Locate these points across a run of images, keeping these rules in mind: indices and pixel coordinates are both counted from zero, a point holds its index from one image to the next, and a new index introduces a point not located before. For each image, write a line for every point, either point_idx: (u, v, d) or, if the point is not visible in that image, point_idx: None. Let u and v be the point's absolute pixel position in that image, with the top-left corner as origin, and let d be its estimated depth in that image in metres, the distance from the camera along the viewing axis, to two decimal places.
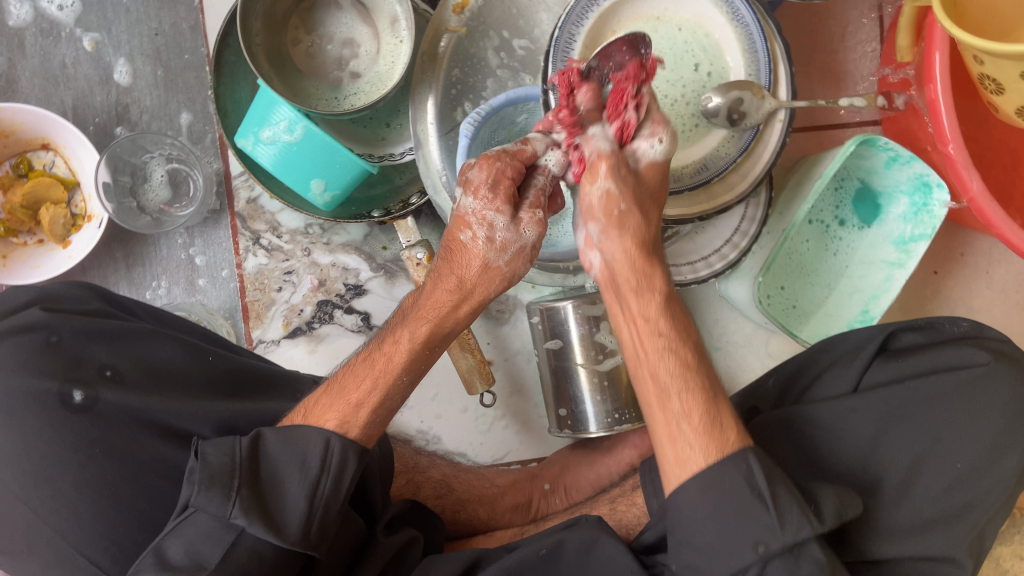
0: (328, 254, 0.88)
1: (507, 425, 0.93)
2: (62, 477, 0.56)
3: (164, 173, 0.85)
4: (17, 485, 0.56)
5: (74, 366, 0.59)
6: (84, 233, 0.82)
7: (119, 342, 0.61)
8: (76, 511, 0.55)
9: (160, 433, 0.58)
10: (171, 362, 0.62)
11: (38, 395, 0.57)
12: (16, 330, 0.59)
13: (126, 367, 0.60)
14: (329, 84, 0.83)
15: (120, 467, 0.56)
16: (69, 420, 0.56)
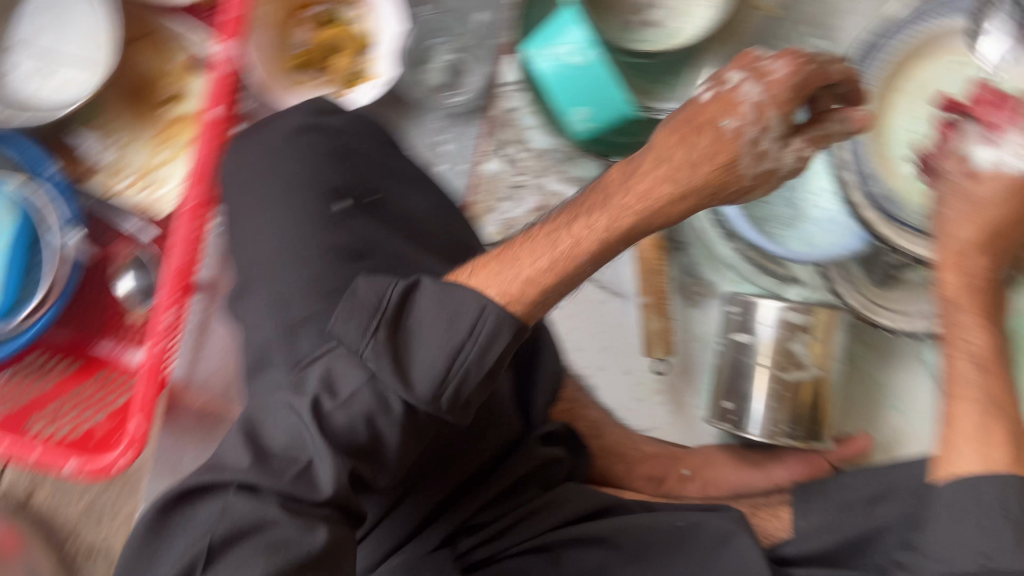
0: (560, 183, 0.92)
1: (662, 402, 0.93)
2: (301, 267, 0.60)
3: (447, 59, 0.90)
4: (263, 261, 0.62)
5: (344, 181, 0.64)
6: (361, 89, 0.88)
7: (389, 176, 0.67)
8: (297, 299, 0.59)
9: (385, 266, 0.61)
10: (418, 213, 0.66)
11: (309, 191, 0.63)
12: (314, 132, 0.66)
13: (385, 201, 0.65)
14: (622, 23, 0.84)
15: (347, 280, 0.60)
16: (322, 222, 0.62)
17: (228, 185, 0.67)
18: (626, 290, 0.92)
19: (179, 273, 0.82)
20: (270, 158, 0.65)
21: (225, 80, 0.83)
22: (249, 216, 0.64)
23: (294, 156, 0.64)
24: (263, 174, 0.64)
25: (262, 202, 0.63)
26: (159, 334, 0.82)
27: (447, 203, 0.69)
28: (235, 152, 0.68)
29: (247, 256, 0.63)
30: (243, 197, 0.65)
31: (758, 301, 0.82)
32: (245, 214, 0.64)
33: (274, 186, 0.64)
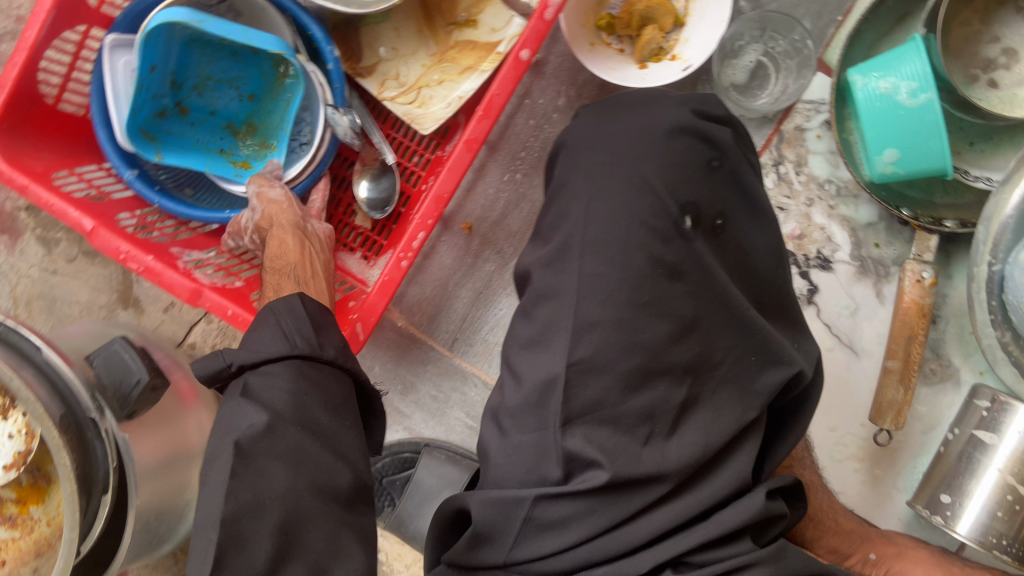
0: (825, 217, 0.88)
1: (858, 468, 0.88)
2: (625, 267, 0.58)
3: (754, 60, 0.86)
4: (588, 243, 0.60)
5: (700, 197, 0.61)
6: (663, 66, 0.85)
7: (740, 207, 0.63)
8: (612, 300, 0.58)
9: (702, 300, 0.60)
10: (752, 253, 0.63)
11: (665, 199, 0.60)
12: (692, 136, 0.61)
13: (726, 232, 0.62)
14: (962, 75, 0.78)
15: (663, 300, 0.59)
16: (666, 236, 0.59)
17: (575, 149, 0.65)
18: (860, 347, 0.88)
19: (438, 200, 0.82)
20: (636, 145, 0.62)
21: (542, 29, 0.78)
22: (588, 193, 0.62)
23: (664, 153, 0.61)
24: (625, 158, 0.61)
25: (608, 186, 0.61)
26: (405, 252, 0.82)
27: (779, 252, 0.65)
28: (594, 123, 0.65)
29: (568, 227, 0.62)
30: (589, 168, 0.62)
31: (1014, 404, 0.77)
32: (584, 183, 0.62)
33: (628, 179, 0.61)
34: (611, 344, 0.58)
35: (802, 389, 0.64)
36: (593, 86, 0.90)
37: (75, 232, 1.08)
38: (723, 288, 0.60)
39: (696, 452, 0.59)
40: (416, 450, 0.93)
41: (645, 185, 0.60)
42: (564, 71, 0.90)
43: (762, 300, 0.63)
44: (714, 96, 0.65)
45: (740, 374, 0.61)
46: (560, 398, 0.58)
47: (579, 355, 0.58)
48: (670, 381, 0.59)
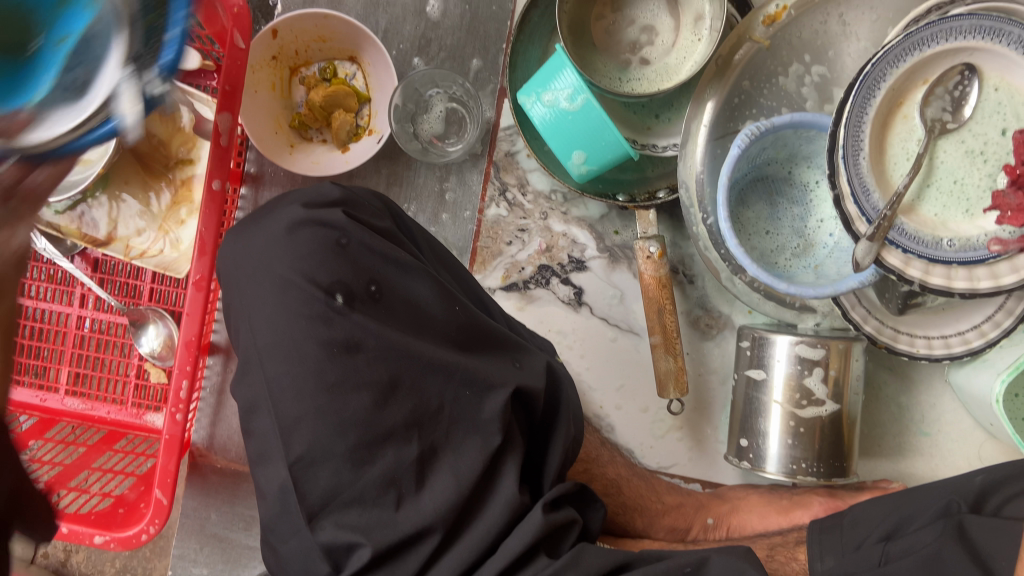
0: (563, 223, 0.92)
1: (680, 438, 0.92)
2: (299, 361, 0.57)
3: (443, 109, 0.90)
4: (262, 351, 0.59)
5: (345, 271, 0.60)
6: (363, 143, 0.89)
7: (392, 266, 0.62)
8: (303, 394, 0.57)
9: (384, 365, 0.59)
10: (425, 301, 0.63)
11: (308, 286, 0.59)
12: (314, 223, 0.61)
13: (388, 292, 0.61)
14: (616, 63, 0.83)
15: (349, 376, 0.58)
16: (323, 319, 0.58)
17: (226, 277, 0.64)
18: (638, 328, 0.91)
19: (188, 347, 0.83)
20: (268, 251, 0.61)
21: (223, 155, 0.82)
22: (244, 312, 0.61)
23: (294, 249, 0.60)
24: (261, 267, 0.61)
25: (258, 298, 0.60)
26: (175, 405, 0.83)
27: (454, 290, 0.65)
28: (234, 242, 0.64)
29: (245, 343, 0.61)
30: (241, 287, 0.62)
31: (770, 337, 0.81)
32: (243, 302, 0.61)
33: (271, 284, 0.60)
34: (318, 433, 0.57)
35: (526, 402, 0.65)
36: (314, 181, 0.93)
37: None
38: (402, 344, 0.59)
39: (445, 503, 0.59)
40: None
41: (287, 283, 0.59)
42: (281, 177, 0.93)
43: (453, 340, 0.63)
44: (328, 184, 0.65)
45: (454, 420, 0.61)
46: (297, 500, 0.57)
47: (296, 455, 0.57)
48: (397, 444, 0.59)
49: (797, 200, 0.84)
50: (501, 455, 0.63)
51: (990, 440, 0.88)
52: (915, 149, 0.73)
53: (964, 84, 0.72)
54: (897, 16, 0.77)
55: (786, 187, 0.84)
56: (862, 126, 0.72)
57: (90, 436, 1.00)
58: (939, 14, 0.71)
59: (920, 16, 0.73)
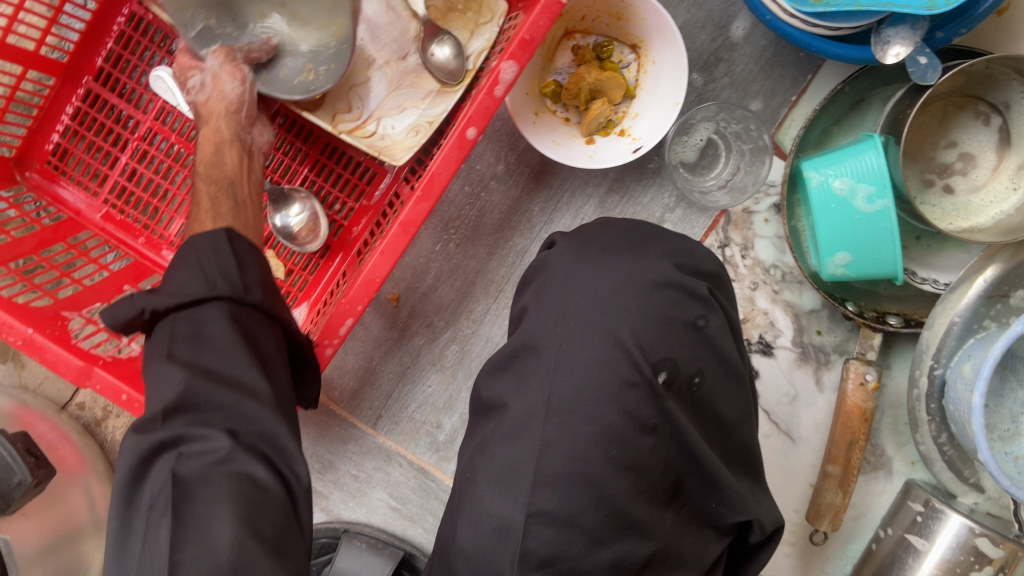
0: (769, 302, 0.85)
1: (788, 553, 0.88)
2: (594, 419, 0.51)
3: (704, 138, 0.82)
4: (556, 398, 0.52)
5: (680, 350, 0.53)
6: (611, 142, 0.80)
7: (725, 374, 0.55)
8: (574, 460, 0.51)
9: (664, 462, 0.53)
10: (729, 416, 0.55)
11: (638, 354, 0.52)
12: (681, 290, 0.54)
13: (706, 391, 0.54)
14: (918, 179, 0.76)
15: (635, 457, 0.51)
16: (640, 392, 0.52)
17: (547, 288, 0.57)
18: (797, 434, 0.86)
19: (367, 284, 0.71)
20: (617, 296, 0.54)
21: (491, 106, 0.69)
22: (555, 332, 0.54)
23: (642, 306, 0.53)
24: (602, 303, 0.54)
25: (578, 335, 0.53)
26: (329, 339, 0.72)
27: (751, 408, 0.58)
28: (573, 257, 0.57)
29: (529, 386, 0.53)
30: (563, 306, 0.55)
31: (946, 512, 0.77)
32: (558, 326, 0.54)
33: (598, 321, 0.53)
34: (569, 498, 0.50)
35: (751, 535, 0.59)
36: (534, 153, 0.84)
37: None
38: (697, 449, 0.53)
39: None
40: (335, 536, 0.87)
41: (621, 342, 0.52)
42: (503, 135, 0.84)
43: (727, 457, 0.56)
44: (703, 249, 0.59)
45: (683, 525, 0.54)
46: (515, 548, 0.50)
47: (540, 506, 0.50)
48: (636, 536, 0.51)
49: None
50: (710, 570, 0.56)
51: None
52: None
53: None
54: None
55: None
56: None
57: None
58: None
59: None
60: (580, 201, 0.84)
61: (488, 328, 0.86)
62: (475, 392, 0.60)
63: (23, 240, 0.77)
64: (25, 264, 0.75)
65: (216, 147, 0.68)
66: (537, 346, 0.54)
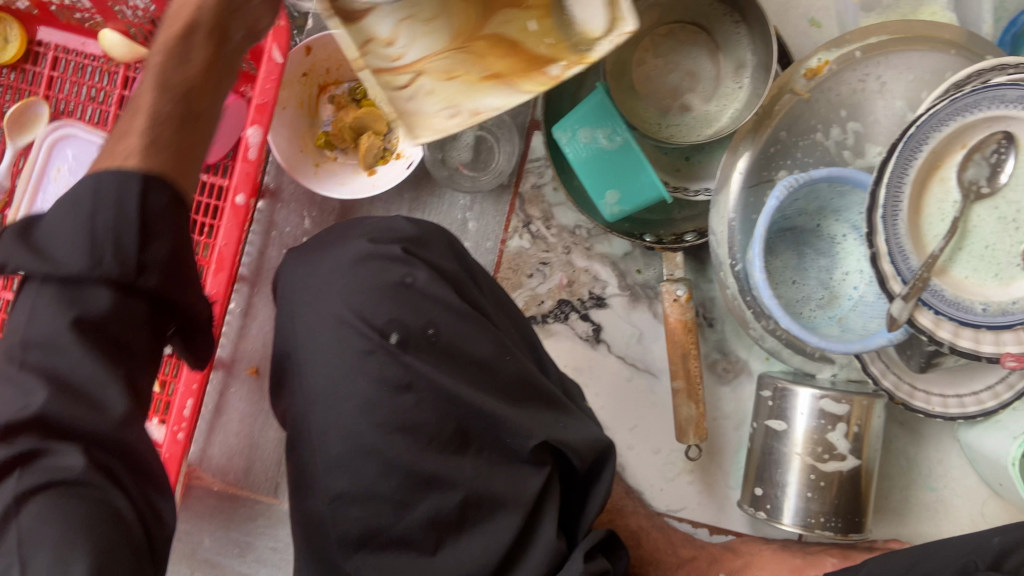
0: (585, 259, 0.91)
1: (691, 481, 0.91)
2: (348, 395, 0.57)
3: (472, 138, 0.88)
4: (313, 391, 0.58)
5: (402, 310, 0.59)
6: (390, 168, 0.86)
7: (461, 318, 0.60)
8: (346, 441, 0.56)
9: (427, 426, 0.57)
10: (482, 354, 0.60)
11: (361, 325, 0.58)
12: (383, 258, 0.61)
13: (442, 334, 0.59)
14: (656, 109, 0.83)
15: (399, 414, 0.56)
16: (378, 357, 0.57)
17: (283, 301, 0.63)
18: (656, 368, 0.91)
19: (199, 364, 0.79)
20: (332, 282, 0.60)
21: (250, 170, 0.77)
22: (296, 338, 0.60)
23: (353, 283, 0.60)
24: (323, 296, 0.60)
25: (312, 332, 0.59)
26: (178, 424, 0.78)
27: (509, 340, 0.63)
28: (296, 266, 0.64)
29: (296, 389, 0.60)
30: (294, 312, 0.61)
31: (792, 389, 0.80)
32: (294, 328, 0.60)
33: (324, 313, 0.59)
34: (356, 471, 0.56)
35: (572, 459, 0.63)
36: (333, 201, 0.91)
37: None
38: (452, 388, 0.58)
39: (478, 553, 0.57)
40: None
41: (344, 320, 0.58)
42: (300, 195, 0.91)
43: (493, 398, 0.61)
44: (399, 219, 0.64)
45: (492, 465, 0.60)
46: (332, 537, 0.56)
47: (339, 490, 0.56)
48: (439, 491, 0.57)
49: (825, 251, 0.84)
50: (541, 498, 0.62)
51: (989, 498, 0.89)
52: (951, 212, 0.73)
53: (1002, 152, 0.72)
54: (935, 79, 0.77)
55: (815, 236, 0.84)
56: (898, 213, 0.72)
57: None
58: (980, 81, 0.72)
59: (961, 82, 0.74)
60: None
61: None
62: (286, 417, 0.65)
63: None
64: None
65: (186, 29, 0.53)
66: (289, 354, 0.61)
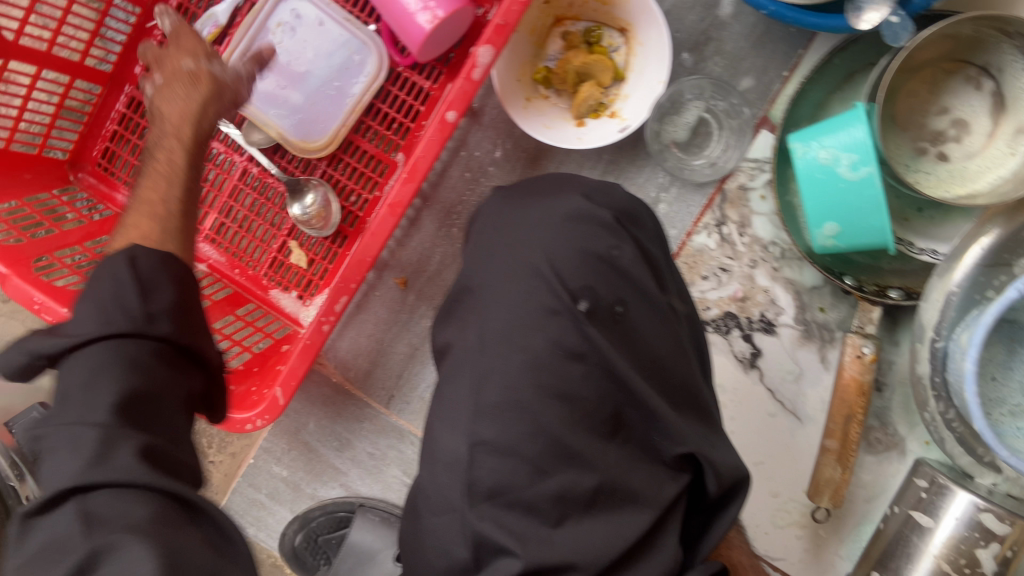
0: (769, 279, 0.84)
1: (800, 536, 0.86)
2: (523, 348, 0.52)
3: (695, 117, 0.83)
4: (492, 334, 0.53)
5: (597, 281, 0.53)
6: (601, 124, 0.82)
7: (646, 300, 0.55)
8: (508, 424, 0.51)
9: (491, 326, 0.53)
10: (657, 344, 0.55)
11: (556, 285, 0.52)
12: (593, 222, 0.55)
13: (631, 316, 0.54)
14: (910, 148, 0.76)
15: (565, 380, 0.51)
16: (561, 320, 0.52)
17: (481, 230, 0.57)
18: (803, 413, 0.85)
19: (359, 264, 0.77)
20: (537, 230, 0.55)
21: (469, 89, 0.74)
22: (489, 287, 0.54)
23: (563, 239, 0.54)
24: (518, 245, 0.54)
25: (503, 273, 0.54)
26: (326, 315, 0.78)
27: (684, 343, 0.57)
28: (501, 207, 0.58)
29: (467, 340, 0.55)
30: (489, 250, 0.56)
31: (952, 488, 0.74)
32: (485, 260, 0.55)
33: (535, 262, 0.53)
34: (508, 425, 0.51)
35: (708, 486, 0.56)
36: (530, 139, 0.87)
37: None
38: (629, 379, 0.53)
39: (600, 545, 0.50)
40: (350, 510, 0.92)
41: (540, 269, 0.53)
42: (501, 123, 0.87)
43: (675, 395, 0.55)
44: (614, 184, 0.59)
45: (635, 459, 0.54)
46: (462, 478, 0.51)
47: (481, 436, 0.51)
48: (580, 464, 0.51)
49: None
50: (671, 509, 0.54)
51: None
52: None
53: None
54: None
55: None
56: None
57: (214, 292, 0.98)
58: None
59: None
60: None
61: None
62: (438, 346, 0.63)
63: (69, 233, 0.92)
64: (51, 271, 0.86)
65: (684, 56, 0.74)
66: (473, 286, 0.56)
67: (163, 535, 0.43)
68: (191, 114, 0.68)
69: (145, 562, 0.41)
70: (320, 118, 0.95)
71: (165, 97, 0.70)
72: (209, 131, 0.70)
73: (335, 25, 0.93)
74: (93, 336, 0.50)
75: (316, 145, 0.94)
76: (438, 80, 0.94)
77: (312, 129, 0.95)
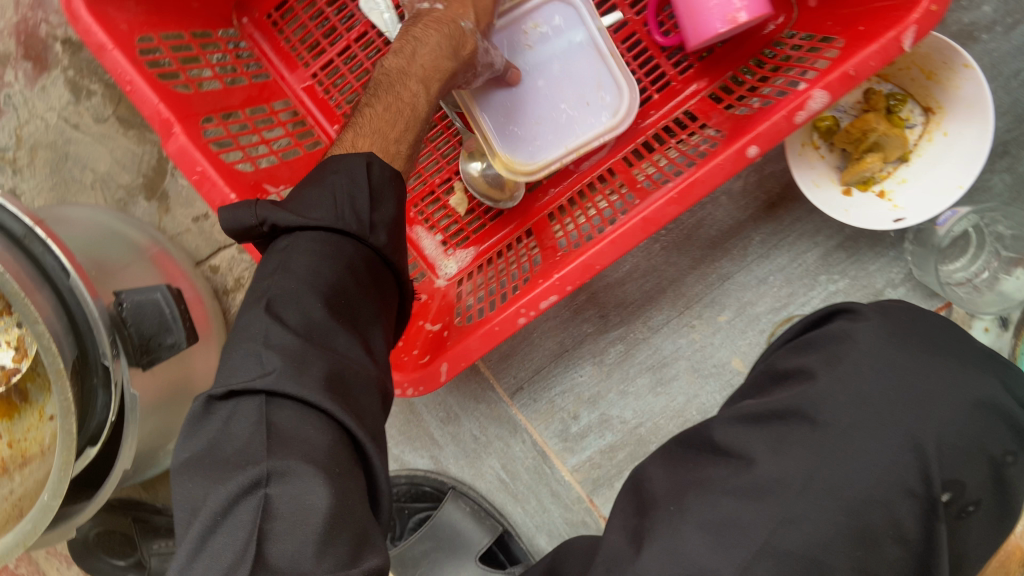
0: None
1: None
2: (858, 516, 0.46)
3: (963, 229, 0.75)
4: (830, 479, 0.46)
5: (970, 476, 0.48)
6: (868, 200, 0.74)
7: (992, 515, 0.51)
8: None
9: (833, 466, 0.47)
10: (972, 555, 0.51)
11: (928, 467, 0.46)
12: (996, 413, 0.48)
13: (970, 521, 0.50)
14: None
15: (871, 552, 0.46)
16: (914, 503, 0.46)
17: (848, 362, 0.50)
18: None
19: (585, 267, 0.68)
20: (920, 382, 0.48)
21: (784, 129, 0.65)
22: (850, 425, 0.47)
23: (964, 427, 0.47)
24: (892, 394, 0.48)
25: (871, 425, 0.47)
26: (527, 310, 0.68)
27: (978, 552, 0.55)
28: (889, 340, 0.50)
29: (787, 463, 0.47)
30: (855, 383, 0.48)
31: None
32: (847, 400, 0.48)
33: (916, 426, 0.47)
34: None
35: None
36: (776, 181, 0.79)
37: (115, 90, 0.90)
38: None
39: None
40: (436, 489, 0.86)
41: (921, 448, 0.46)
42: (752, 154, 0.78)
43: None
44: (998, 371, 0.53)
45: None
46: None
47: None
48: None
49: None
50: None
51: None
52: None
53: None
54: None
55: None
56: None
57: None
58: None
59: None
60: (804, 246, 0.79)
61: (662, 339, 0.82)
62: (704, 434, 0.55)
63: (233, 93, 0.77)
64: (214, 138, 0.72)
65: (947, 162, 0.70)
66: (816, 418, 0.49)
67: (333, 472, 0.43)
68: (436, 69, 0.68)
69: (317, 497, 0.41)
70: (535, 144, 0.82)
71: (412, 38, 0.69)
72: (449, 82, 0.70)
73: (595, 57, 0.80)
74: (294, 263, 0.51)
75: (524, 168, 0.80)
76: (685, 73, 0.83)
77: (522, 150, 0.81)
